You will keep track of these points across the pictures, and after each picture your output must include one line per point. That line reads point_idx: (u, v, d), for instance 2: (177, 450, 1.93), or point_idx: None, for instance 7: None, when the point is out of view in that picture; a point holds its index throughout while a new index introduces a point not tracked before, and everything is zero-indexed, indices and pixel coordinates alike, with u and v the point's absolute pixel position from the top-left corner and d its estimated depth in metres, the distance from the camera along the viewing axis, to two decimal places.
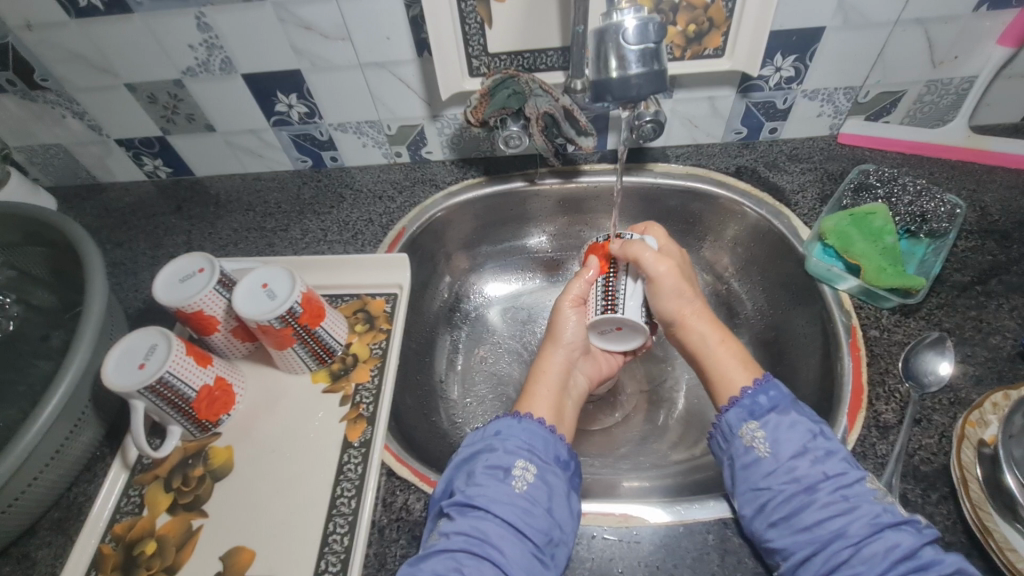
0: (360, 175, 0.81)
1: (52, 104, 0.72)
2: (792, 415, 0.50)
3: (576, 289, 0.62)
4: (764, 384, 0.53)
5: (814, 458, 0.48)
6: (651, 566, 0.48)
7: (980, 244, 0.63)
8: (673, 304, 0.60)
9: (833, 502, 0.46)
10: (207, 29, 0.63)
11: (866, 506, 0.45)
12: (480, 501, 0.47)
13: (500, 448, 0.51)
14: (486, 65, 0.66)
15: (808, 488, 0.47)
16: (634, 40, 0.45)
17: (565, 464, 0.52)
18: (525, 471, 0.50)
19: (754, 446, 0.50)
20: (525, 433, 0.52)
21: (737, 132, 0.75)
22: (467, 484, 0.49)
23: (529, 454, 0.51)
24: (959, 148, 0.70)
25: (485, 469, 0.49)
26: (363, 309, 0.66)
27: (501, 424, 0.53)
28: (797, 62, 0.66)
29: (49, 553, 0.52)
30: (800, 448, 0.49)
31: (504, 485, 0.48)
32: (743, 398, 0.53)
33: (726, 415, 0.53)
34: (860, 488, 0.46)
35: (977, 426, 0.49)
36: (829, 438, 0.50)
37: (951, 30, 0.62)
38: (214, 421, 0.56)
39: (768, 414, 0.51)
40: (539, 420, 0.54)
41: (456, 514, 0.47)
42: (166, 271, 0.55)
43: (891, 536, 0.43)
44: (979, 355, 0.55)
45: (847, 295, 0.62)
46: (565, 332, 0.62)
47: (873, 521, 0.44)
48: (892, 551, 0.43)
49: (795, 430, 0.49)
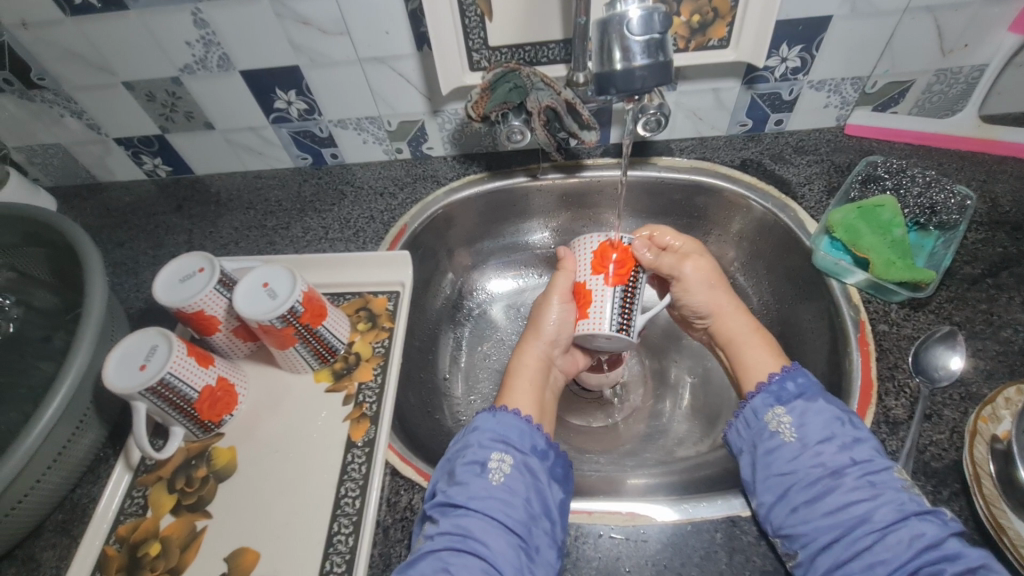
0: (361, 172, 0.80)
1: (50, 103, 0.72)
2: (819, 402, 0.51)
3: (562, 284, 0.63)
4: (792, 372, 0.54)
5: (841, 444, 0.49)
6: (658, 565, 0.47)
7: (991, 237, 0.62)
8: (706, 296, 0.65)
9: (859, 487, 0.47)
10: (204, 26, 0.62)
11: (892, 493, 0.46)
12: (461, 498, 0.47)
13: (475, 443, 0.51)
14: (487, 59, 0.65)
15: (834, 473, 0.48)
16: (638, 31, 0.44)
17: (543, 454, 0.52)
18: (502, 463, 0.50)
19: (779, 431, 0.51)
20: (501, 426, 0.53)
21: (742, 125, 0.74)
22: (448, 483, 0.49)
23: (505, 446, 0.51)
24: (968, 138, 0.69)
25: (463, 465, 0.50)
26: (366, 307, 0.66)
27: (477, 420, 0.54)
28: (802, 52, 0.64)
29: (53, 555, 0.52)
30: (827, 434, 0.49)
31: (483, 479, 0.49)
32: (771, 384, 0.54)
33: (752, 401, 0.54)
34: (888, 476, 0.46)
35: (990, 421, 0.48)
36: (856, 426, 0.50)
37: (961, 17, 0.61)
38: (216, 421, 0.56)
39: (795, 401, 0.52)
40: (514, 412, 0.54)
41: (438, 515, 0.47)
42: (165, 273, 0.54)
43: (917, 525, 0.44)
44: (990, 349, 0.54)
45: (855, 289, 0.61)
46: (547, 324, 0.63)
47: (899, 508, 0.45)
48: (918, 540, 0.43)
49: (822, 417, 0.50)
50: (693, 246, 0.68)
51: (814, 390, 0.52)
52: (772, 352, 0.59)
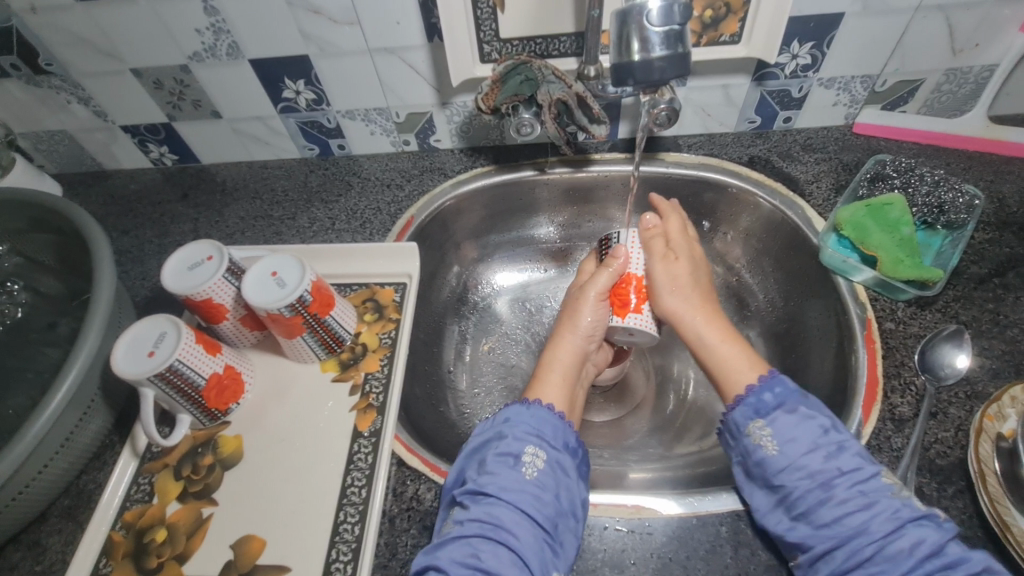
0: (367, 163, 0.80)
1: (57, 89, 0.71)
2: (801, 411, 0.49)
3: (602, 282, 0.61)
4: (769, 382, 0.51)
5: (827, 453, 0.46)
6: (663, 558, 0.48)
7: (998, 237, 0.62)
8: (669, 303, 0.60)
9: (850, 498, 0.44)
10: (214, 13, 0.62)
11: (885, 501, 0.44)
12: (491, 488, 0.47)
13: (509, 435, 0.51)
14: (498, 51, 0.65)
15: (824, 485, 0.45)
16: (658, 22, 0.44)
17: (574, 451, 0.52)
18: (536, 457, 0.49)
19: (762, 445, 0.48)
20: (535, 419, 0.52)
21: (751, 121, 0.74)
22: (479, 472, 0.49)
23: (538, 440, 0.51)
24: (976, 138, 0.69)
25: (495, 456, 0.49)
26: (372, 298, 0.66)
27: (510, 412, 0.53)
28: (813, 49, 0.64)
29: (60, 540, 0.52)
30: (812, 444, 0.47)
31: (515, 472, 0.48)
32: (749, 397, 0.51)
33: (733, 414, 0.51)
34: (877, 483, 0.45)
35: (995, 419, 0.48)
36: (841, 432, 0.48)
37: (973, 17, 0.61)
38: (223, 410, 0.56)
39: (775, 412, 0.49)
40: (548, 406, 0.54)
41: (468, 503, 0.47)
42: (173, 260, 0.54)
43: (915, 532, 0.42)
44: (996, 348, 0.55)
45: (861, 287, 0.61)
46: (585, 318, 0.62)
47: (894, 516, 0.43)
48: (918, 548, 0.41)
49: (805, 427, 0.48)
50: (682, 243, 0.65)
51: (793, 399, 0.49)
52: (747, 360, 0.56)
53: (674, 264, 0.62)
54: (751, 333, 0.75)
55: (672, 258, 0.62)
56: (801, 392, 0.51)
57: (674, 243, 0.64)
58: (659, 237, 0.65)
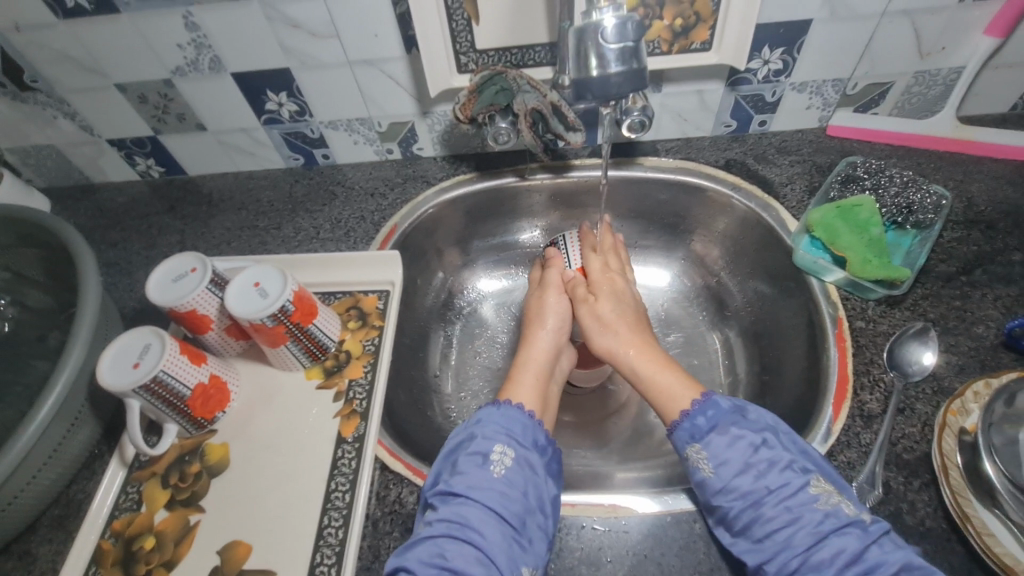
0: (352, 172, 0.81)
1: (43, 105, 0.72)
2: (732, 431, 0.49)
3: (555, 277, 0.70)
4: (705, 404, 0.51)
5: (756, 473, 0.46)
6: (638, 555, 0.49)
7: (966, 235, 0.64)
8: (599, 341, 0.63)
9: (778, 515, 0.44)
10: (195, 28, 0.63)
11: (810, 514, 0.44)
12: (461, 487, 0.48)
13: (479, 434, 0.52)
14: (474, 61, 0.66)
15: (753, 504, 0.45)
16: (613, 39, 0.45)
17: (542, 449, 0.53)
18: (504, 455, 0.50)
19: (697, 467, 0.49)
20: (504, 419, 0.53)
21: (727, 125, 0.75)
22: (451, 473, 0.50)
23: (507, 438, 0.52)
24: (946, 139, 0.71)
25: (466, 455, 0.50)
26: (356, 306, 0.67)
27: (482, 413, 0.54)
28: (784, 54, 0.66)
29: (50, 550, 0.53)
30: (742, 465, 0.47)
31: (484, 470, 0.49)
32: (683, 422, 0.52)
33: (674, 435, 0.52)
34: (804, 496, 0.45)
35: (959, 414, 0.49)
36: (775, 446, 0.47)
37: (938, 21, 0.62)
38: (209, 418, 0.57)
39: (708, 434, 0.49)
40: (518, 406, 0.55)
41: (439, 502, 0.48)
42: (158, 272, 0.55)
43: (837, 542, 0.42)
44: (962, 345, 0.56)
45: (833, 286, 0.62)
46: (546, 316, 0.67)
47: (817, 529, 0.43)
48: (839, 557, 0.42)
49: (735, 446, 0.48)
50: (603, 283, 0.67)
51: (723, 419, 0.50)
52: (686, 381, 0.56)
53: (597, 303, 0.65)
54: (730, 333, 0.77)
55: (591, 299, 0.66)
56: (736, 409, 0.50)
57: (596, 285, 0.67)
58: (580, 284, 0.68)
